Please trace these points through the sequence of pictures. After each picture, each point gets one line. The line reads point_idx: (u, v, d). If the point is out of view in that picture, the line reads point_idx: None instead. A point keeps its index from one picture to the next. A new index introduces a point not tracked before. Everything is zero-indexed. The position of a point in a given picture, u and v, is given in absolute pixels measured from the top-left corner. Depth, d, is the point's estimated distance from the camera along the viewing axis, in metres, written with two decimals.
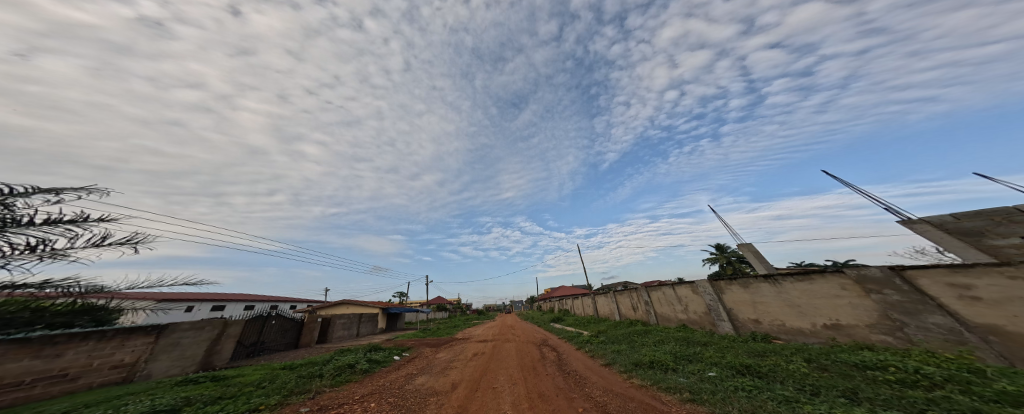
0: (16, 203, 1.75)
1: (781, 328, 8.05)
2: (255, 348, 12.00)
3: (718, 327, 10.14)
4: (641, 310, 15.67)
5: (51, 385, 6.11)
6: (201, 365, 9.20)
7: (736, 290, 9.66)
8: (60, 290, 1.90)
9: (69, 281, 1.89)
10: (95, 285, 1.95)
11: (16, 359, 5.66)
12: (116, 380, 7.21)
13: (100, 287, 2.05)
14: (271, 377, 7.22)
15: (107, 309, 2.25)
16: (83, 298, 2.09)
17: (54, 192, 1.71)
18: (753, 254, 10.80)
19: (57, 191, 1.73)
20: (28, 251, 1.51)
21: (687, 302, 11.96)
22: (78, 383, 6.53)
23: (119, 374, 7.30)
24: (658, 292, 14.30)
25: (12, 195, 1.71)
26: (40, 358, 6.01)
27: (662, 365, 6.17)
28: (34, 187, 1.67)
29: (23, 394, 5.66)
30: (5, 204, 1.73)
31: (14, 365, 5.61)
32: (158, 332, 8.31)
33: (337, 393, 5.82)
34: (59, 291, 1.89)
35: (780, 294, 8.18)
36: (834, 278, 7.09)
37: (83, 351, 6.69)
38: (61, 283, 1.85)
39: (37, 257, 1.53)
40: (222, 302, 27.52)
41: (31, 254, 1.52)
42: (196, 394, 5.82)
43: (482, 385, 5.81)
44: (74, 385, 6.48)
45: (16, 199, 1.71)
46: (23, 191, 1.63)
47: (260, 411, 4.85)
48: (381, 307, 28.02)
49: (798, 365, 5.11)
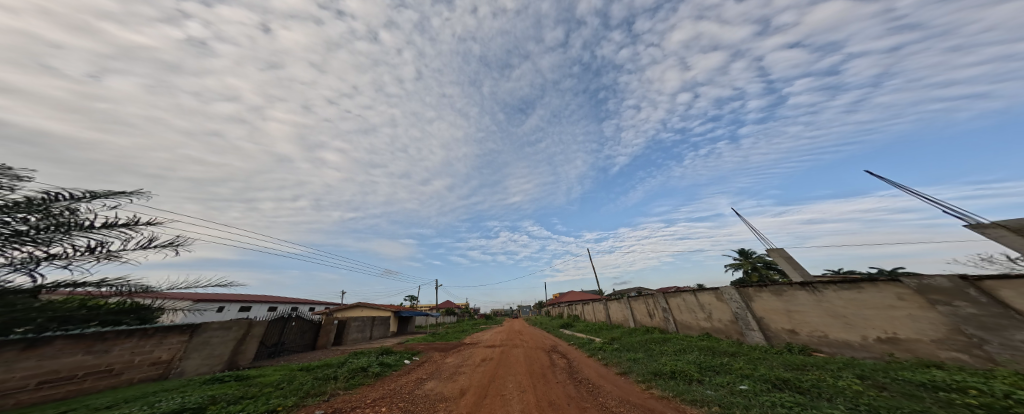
0: (78, 208, 1.95)
1: (823, 340, 7.29)
2: (276, 348, 12.50)
3: (746, 337, 9.39)
4: (658, 316, 14.88)
5: (98, 379, 6.62)
6: (228, 363, 9.70)
7: (767, 298, 8.93)
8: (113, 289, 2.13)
9: (121, 281, 2.12)
10: (141, 286, 2.17)
11: (71, 354, 6.19)
12: (154, 375, 7.73)
13: (144, 287, 2.27)
14: (290, 378, 7.44)
15: (151, 308, 2.49)
16: (133, 298, 2.34)
17: (106, 197, 1.89)
18: (786, 260, 9.99)
19: (108, 195, 1.92)
20: (90, 253, 1.71)
21: (711, 310, 11.20)
22: (121, 378, 7.01)
23: (157, 370, 7.82)
24: (677, 299, 13.53)
25: (74, 201, 1.91)
26: (91, 353, 6.55)
27: (685, 376, 5.73)
28: (91, 193, 1.86)
29: (75, 387, 6.16)
30: (71, 209, 1.94)
31: (69, 359, 6.13)
32: (192, 331, 8.84)
33: (350, 396, 5.87)
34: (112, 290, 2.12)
35: (821, 304, 7.44)
36: (889, 287, 6.33)
37: (127, 347, 7.21)
38: (115, 283, 2.08)
39: (97, 258, 1.73)
40: (249, 303, 29.15)
41: (92, 255, 1.73)
42: (221, 393, 6.06)
43: (490, 392, 5.64)
44: (118, 380, 6.96)
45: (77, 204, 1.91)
46: (82, 196, 1.82)
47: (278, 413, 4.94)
48: (394, 311, 28.52)
49: (848, 382, 4.55)
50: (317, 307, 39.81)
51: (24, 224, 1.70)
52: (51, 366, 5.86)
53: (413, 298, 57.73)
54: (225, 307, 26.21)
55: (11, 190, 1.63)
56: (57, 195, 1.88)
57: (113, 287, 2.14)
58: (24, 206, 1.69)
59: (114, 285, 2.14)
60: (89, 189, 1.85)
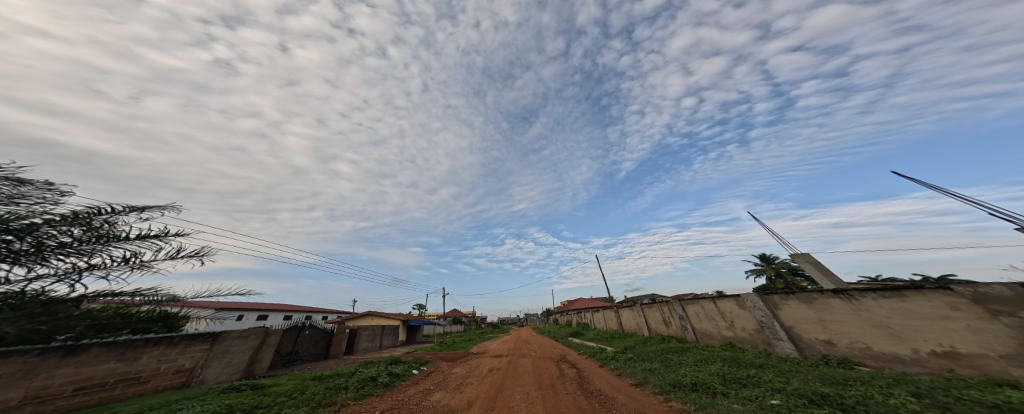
0: (114, 221, 2.11)
1: (867, 353, 6.62)
2: (289, 357, 12.69)
3: (775, 347, 8.71)
4: (674, 325, 14.14)
5: (127, 387, 6.85)
6: (244, 372, 9.94)
7: (796, 306, 8.34)
8: (144, 298, 2.29)
9: (153, 291, 2.29)
10: (170, 295, 2.32)
11: (105, 361, 6.49)
12: (178, 383, 7.98)
13: (172, 297, 2.42)
14: (303, 388, 7.50)
15: (178, 317, 2.66)
16: (161, 307, 2.51)
17: (143, 210, 2.08)
18: (813, 265, 9.35)
19: (145, 208, 2.10)
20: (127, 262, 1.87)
21: (733, 318, 10.55)
22: (148, 386, 7.26)
23: (181, 378, 8.09)
24: (694, 306, 12.86)
25: (114, 214, 2.08)
26: (122, 361, 6.84)
27: (707, 389, 5.33)
28: (131, 207, 2.04)
29: (106, 394, 6.42)
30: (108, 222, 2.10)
31: (103, 367, 6.43)
32: (213, 339, 9.12)
33: (360, 407, 5.83)
34: (143, 299, 2.28)
35: (861, 313, 6.82)
36: (938, 296, 5.74)
37: (154, 355, 7.50)
38: (147, 293, 2.26)
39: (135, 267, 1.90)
40: (266, 311, 30.19)
41: (129, 264, 1.88)
42: (237, 402, 6.12)
43: (498, 404, 5.43)
44: (145, 387, 7.22)
45: (114, 217, 2.07)
46: (124, 209, 2.00)
47: None
48: (403, 319, 28.61)
49: (901, 400, 4.06)
50: (330, 315, 40.77)
51: (73, 237, 1.85)
52: (86, 373, 6.13)
53: (422, 307, 57.90)
54: (244, 316, 27.23)
55: (57, 204, 1.77)
56: (100, 210, 2.05)
57: (145, 297, 2.30)
58: (68, 221, 1.85)
59: (149, 293, 2.32)
60: (129, 204, 2.01)
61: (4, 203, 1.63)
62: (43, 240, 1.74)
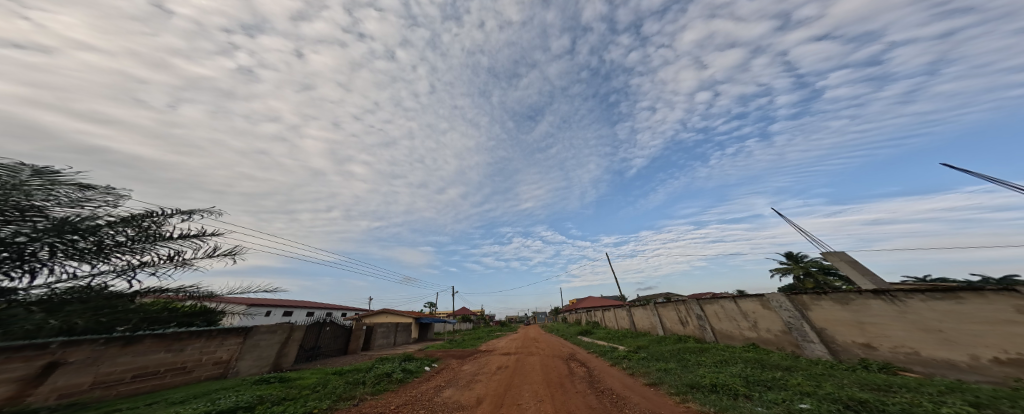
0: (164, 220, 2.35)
1: (914, 358, 6.04)
2: (313, 352, 13.34)
3: (804, 349, 8.17)
4: (691, 324, 13.58)
5: (175, 375, 7.47)
6: (273, 365, 10.56)
7: (828, 306, 7.76)
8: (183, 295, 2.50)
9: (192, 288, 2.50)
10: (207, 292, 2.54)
11: (156, 352, 7.07)
12: (216, 374, 8.58)
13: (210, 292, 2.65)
14: (325, 381, 7.84)
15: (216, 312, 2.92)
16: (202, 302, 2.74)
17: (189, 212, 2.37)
18: (849, 264, 8.63)
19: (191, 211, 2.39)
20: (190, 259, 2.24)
21: (756, 318, 9.99)
22: (192, 375, 7.87)
23: (219, 369, 8.68)
24: (713, 306, 12.27)
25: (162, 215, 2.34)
26: (170, 351, 7.42)
27: (728, 390, 5.05)
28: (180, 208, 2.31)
29: (158, 382, 7.01)
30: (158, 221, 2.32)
31: (155, 356, 7.02)
32: (246, 333, 9.72)
33: (377, 402, 5.97)
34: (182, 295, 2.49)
35: (906, 316, 6.23)
36: (1002, 299, 5.11)
37: (197, 347, 8.10)
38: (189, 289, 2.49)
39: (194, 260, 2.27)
40: (291, 308, 32.01)
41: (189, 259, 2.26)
42: (268, 393, 6.47)
43: (506, 401, 5.39)
44: (190, 376, 7.84)
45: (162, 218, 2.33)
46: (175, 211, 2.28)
47: None
48: (416, 317, 29.37)
49: (955, 409, 3.65)
50: (348, 312, 42.62)
51: (130, 237, 2.04)
52: (138, 363, 6.64)
53: (433, 305, 59.54)
54: (272, 312, 29.03)
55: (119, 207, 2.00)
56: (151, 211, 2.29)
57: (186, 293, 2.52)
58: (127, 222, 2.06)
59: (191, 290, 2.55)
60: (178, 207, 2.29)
61: (69, 207, 1.80)
62: (104, 240, 1.92)
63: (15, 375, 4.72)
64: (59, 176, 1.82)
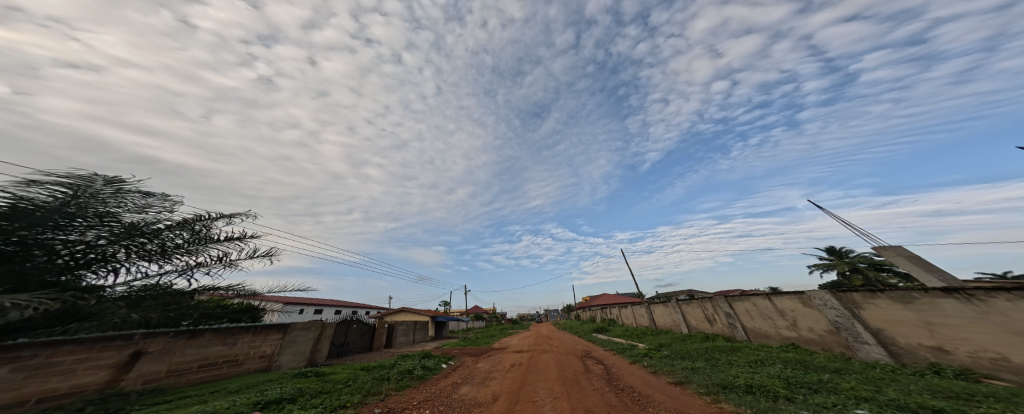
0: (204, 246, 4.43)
1: (1000, 365, 5.06)
2: (342, 348, 14.09)
3: (857, 351, 7.39)
4: (718, 322, 12.85)
5: (230, 366, 8.22)
6: (309, 360, 11.27)
7: (884, 305, 6.98)
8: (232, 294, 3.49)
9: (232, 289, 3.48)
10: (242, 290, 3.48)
11: (213, 345, 7.76)
12: (263, 367, 9.30)
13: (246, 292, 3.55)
14: (355, 376, 8.25)
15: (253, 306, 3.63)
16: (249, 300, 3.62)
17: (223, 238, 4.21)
18: (908, 260, 7.76)
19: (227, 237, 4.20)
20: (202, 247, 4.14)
21: (796, 317, 9.22)
22: (243, 367, 8.62)
23: (264, 362, 9.39)
24: (744, 303, 11.53)
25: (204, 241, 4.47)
26: (225, 345, 8.17)
27: (767, 392, 4.66)
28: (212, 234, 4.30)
29: (216, 372, 7.73)
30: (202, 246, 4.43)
31: (213, 349, 7.72)
32: (284, 330, 10.41)
33: (401, 397, 6.15)
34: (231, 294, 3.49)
35: (987, 317, 5.30)
36: None
37: (246, 341, 8.82)
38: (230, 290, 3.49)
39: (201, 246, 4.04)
40: (320, 306, 34.06)
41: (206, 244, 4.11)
42: (307, 386, 6.90)
43: (522, 398, 5.35)
44: (242, 368, 8.59)
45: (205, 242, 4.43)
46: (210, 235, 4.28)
47: (348, 407, 5.37)
48: (433, 315, 30.09)
49: None
50: (370, 311, 44.56)
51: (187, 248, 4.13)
52: (198, 355, 7.32)
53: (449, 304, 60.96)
54: (303, 310, 31.05)
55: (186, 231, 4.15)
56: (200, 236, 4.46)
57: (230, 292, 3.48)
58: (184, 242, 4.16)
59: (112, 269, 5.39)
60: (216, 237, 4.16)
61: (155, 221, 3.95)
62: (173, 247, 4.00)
63: (109, 362, 5.40)
64: (148, 210, 3.87)
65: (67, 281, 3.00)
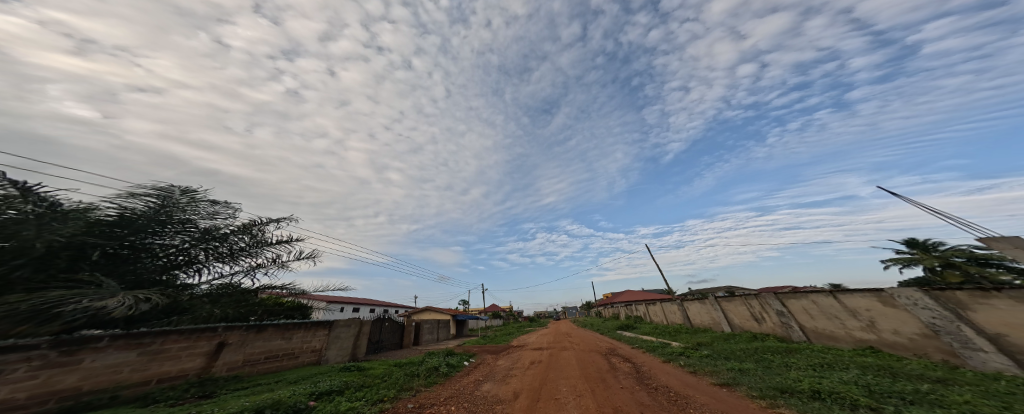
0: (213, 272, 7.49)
1: None
2: (377, 345, 15.00)
3: (965, 360, 5.76)
4: (769, 320, 11.58)
5: (288, 359, 9.24)
6: (350, 356, 12.17)
7: (1004, 305, 5.29)
8: None
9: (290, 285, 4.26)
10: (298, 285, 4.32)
11: (274, 340, 8.78)
12: (314, 360, 10.27)
13: None
14: (390, 372, 8.71)
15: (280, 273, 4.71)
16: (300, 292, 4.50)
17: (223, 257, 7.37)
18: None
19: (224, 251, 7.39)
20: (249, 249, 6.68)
21: (874, 318, 7.76)
22: (298, 360, 9.61)
23: (315, 356, 10.36)
24: (800, 301, 10.27)
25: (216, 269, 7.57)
26: (284, 339, 9.17)
27: (841, 399, 4.00)
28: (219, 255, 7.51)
29: (278, 363, 8.82)
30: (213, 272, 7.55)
31: (273, 343, 8.73)
32: (329, 326, 11.30)
33: (430, 393, 6.32)
34: None
35: None
36: None
37: (301, 336, 9.80)
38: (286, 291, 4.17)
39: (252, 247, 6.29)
40: (356, 305, 36.76)
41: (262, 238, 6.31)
42: (350, 380, 7.40)
43: (543, 395, 5.21)
44: (298, 360, 9.60)
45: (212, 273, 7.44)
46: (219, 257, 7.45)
47: (384, 402, 5.65)
48: (454, 314, 30.84)
49: None
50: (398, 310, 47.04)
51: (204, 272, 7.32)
52: (264, 348, 8.45)
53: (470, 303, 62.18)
54: (341, 309, 33.66)
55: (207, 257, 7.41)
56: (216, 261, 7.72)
57: None
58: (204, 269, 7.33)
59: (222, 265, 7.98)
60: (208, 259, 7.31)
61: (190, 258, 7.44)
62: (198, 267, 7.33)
63: (203, 351, 6.77)
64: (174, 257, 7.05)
65: (162, 280, 6.76)
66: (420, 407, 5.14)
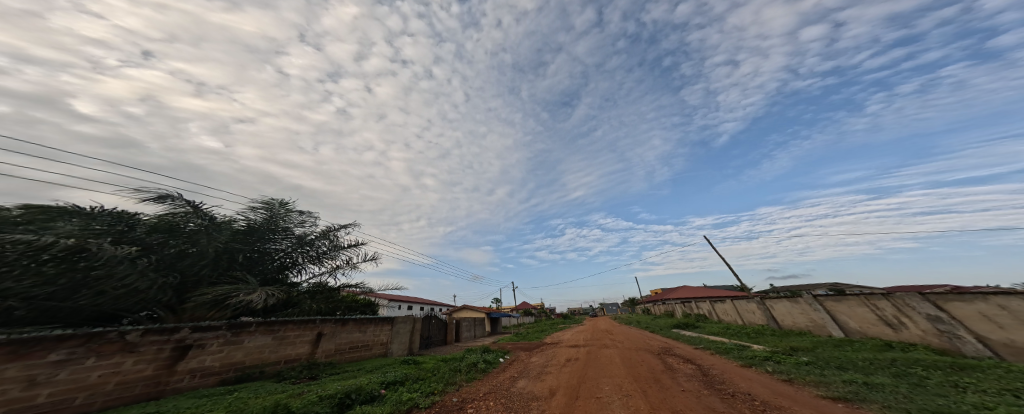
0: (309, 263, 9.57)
1: None
2: (426, 341, 16.30)
3: None
4: (911, 324, 8.52)
5: (363, 351, 10.68)
6: (408, 349, 13.49)
7: None
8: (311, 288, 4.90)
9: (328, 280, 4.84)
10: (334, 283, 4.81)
11: (354, 333, 10.23)
12: (381, 353, 11.68)
13: None
14: (439, 367, 9.36)
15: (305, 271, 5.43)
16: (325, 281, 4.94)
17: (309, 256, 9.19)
18: None
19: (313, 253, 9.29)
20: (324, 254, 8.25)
21: None
22: (371, 351, 11.03)
23: (382, 349, 11.77)
24: (964, 304, 7.37)
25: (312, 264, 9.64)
26: (361, 332, 10.60)
27: None
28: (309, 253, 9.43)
29: (356, 354, 10.28)
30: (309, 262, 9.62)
31: (353, 335, 10.20)
32: (391, 322, 12.59)
33: (469, 389, 6.48)
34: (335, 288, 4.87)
35: None
36: None
37: (374, 330, 11.27)
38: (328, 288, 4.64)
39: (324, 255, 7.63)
40: (405, 302, 40.72)
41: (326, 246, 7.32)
42: (407, 372, 8.09)
43: (583, 394, 4.84)
44: (371, 352, 11.05)
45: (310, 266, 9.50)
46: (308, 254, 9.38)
47: (435, 394, 6.00)
48: (489, 312, 31.63)
49: None
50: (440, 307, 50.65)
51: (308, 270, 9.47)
52: (348, 340, 9.99)
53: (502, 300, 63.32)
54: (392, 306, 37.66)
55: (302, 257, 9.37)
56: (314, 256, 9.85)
57: None
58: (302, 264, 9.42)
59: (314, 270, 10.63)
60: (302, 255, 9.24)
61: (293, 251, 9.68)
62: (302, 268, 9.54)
63: (308, 339, 8.40)
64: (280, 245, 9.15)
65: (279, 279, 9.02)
66: (465, 401, 5.32)
